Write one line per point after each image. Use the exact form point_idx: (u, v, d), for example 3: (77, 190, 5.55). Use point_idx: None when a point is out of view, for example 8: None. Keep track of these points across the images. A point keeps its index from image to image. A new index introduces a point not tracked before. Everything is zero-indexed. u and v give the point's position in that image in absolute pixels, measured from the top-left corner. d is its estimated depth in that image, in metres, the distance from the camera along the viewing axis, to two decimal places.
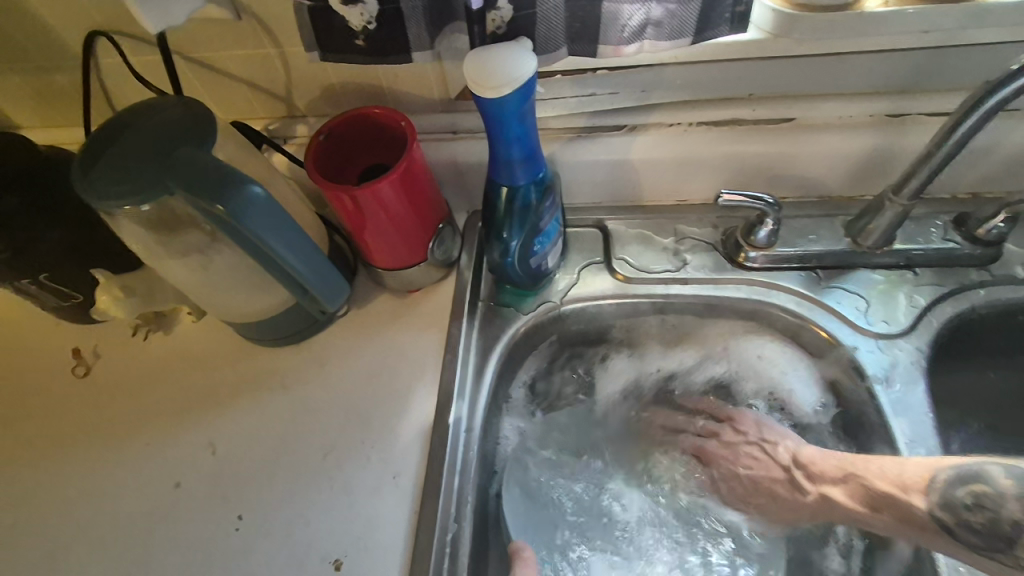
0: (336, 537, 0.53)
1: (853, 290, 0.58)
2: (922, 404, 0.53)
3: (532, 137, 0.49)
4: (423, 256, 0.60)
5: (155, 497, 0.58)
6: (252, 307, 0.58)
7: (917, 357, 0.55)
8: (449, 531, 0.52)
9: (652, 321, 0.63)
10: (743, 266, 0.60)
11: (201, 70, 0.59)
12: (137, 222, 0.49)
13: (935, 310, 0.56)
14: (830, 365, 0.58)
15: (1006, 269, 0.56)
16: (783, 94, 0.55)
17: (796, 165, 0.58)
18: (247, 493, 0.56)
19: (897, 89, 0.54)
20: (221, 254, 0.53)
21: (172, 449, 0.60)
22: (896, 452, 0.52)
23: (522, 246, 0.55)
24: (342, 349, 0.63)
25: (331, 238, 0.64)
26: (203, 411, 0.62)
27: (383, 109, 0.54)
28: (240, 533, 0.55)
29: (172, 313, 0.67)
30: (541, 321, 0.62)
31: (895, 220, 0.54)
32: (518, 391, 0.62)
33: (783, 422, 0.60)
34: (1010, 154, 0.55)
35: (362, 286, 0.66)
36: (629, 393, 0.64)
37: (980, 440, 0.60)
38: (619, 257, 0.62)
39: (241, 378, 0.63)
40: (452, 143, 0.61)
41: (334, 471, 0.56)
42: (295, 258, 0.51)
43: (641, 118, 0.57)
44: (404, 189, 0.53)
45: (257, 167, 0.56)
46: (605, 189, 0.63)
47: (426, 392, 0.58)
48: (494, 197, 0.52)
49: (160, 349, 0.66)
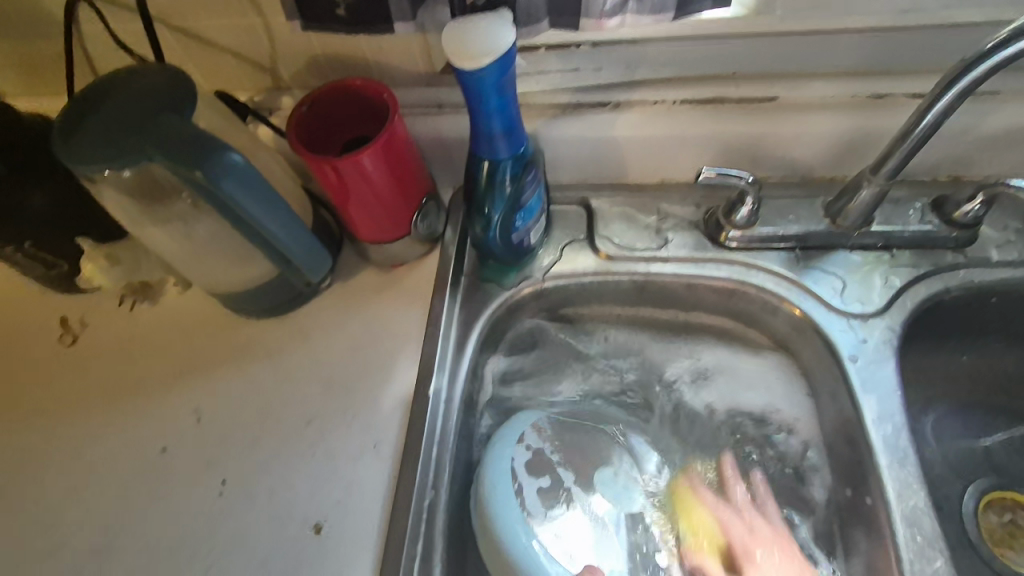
0: (318, 502, 0.54)
1: (832, 271, 0.58)
2: (891, 381, 0.54)
3: (513, 111, 0.49)
4: (407, 230, 0.61)
5: (141, 462, 0.59)
6: (237, 277, 0.59)
7: (889, 336, 0.55)
8: (426, 497, 0.53)
9: (632, 296, 0.64)
10: (724, 246, 0.60)
11: (184, 37, 0.59)
12: (119, 188, 0.49)
13: (910, 291, 0.57)
14: (804, 345, 0.59)
15: (982, 252, 0.57)
16: (766, 72, 0.55)
17: (779, 145, 0.58)
18: (231, 459, 0.58)
19: (880, 70, 0.54)
20: (203, 224, 0.53)
21: (159, 416, 0.61)
22: (862, 428, 0.53)
23: (504, 220, 0.56)
24: (326, 322, 0.63)
25: (316, 211, 0.64)
26: (188, 380, 0.62)
27: (365, 81, 0.54)
28: (223, 496, 0.56)
29: (158, 284, 0.68)
30: (523, 296, 0.63)
31: (873, 200, 0.54)
32: (498, 361, 0.64)
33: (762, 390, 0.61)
34: (989, 137, 0.55)
35: (347, 260, 0.66)
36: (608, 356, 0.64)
37: (945, 420, 0.62)
38: (602, 234, 0.63)
39: (226, 347, 0.64)
40: (437, 117, 0.61)
41: (316, 439, 0.57)
42: (274, 222, 0.51)
43: (625, 95, 0.57)
44: (386, 159, 0.53)
45: (239, 137, 0.56)
46: (588, 167, 0.63)
47: (408, 364, 0.59)
48: (476, 170, 0.53)
49: (146, 319, 0.67)
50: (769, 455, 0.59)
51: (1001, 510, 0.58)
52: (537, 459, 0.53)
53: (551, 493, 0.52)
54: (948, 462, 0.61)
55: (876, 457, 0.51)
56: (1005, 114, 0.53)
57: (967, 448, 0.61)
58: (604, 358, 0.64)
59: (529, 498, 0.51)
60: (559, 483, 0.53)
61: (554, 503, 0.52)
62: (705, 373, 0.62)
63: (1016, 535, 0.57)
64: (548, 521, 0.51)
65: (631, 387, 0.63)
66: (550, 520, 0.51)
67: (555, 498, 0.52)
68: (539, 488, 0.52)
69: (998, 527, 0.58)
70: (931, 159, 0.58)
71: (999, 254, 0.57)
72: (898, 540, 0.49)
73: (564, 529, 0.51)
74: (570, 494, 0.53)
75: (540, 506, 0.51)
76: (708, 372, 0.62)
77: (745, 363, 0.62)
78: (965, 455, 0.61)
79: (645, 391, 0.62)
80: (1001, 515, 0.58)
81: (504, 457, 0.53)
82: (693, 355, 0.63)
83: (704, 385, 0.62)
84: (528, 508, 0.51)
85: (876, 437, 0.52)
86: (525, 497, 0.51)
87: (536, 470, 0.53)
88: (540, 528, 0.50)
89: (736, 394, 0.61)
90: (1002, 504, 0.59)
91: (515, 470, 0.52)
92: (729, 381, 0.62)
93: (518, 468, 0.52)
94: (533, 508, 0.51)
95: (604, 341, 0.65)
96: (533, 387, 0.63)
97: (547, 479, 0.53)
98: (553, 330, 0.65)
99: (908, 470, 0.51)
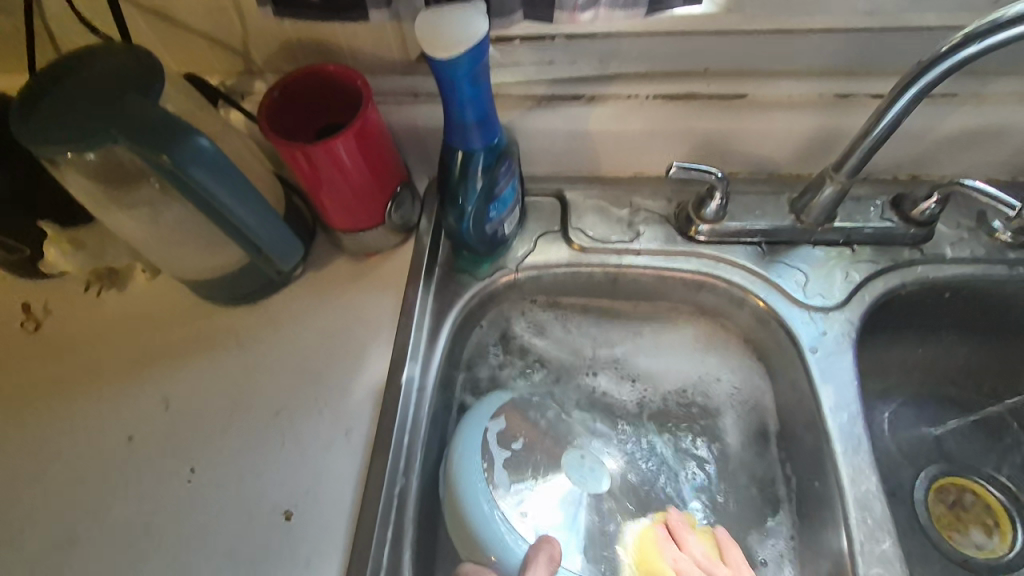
0: (288, 490, 0.54)
1: (795, 265, 0.60)
2: (848, 373, 0.56)
3: (486, 101, 0.49)
4: (381, 219, 0.61)
5: (108, 450, 0.58)
6: (207, 264, 0.58)
7: (848, 328, 0.58)
8: (397, 484, 0.54)
9: (604, 288, 0.65)
10: (694, 240, 0.62)
11: (153, 17, 0.58)
12: (83, 171, 0.48)
13: (869, 286, 0.59)
14: (768, 336, 0.61)
15: (937, 249, 0.59)
16: (737, 70, 0.56)
17: (748, 142, 0.59)
18: (200, 447, 0.57)
19: (845, 70, 0.55)
20: (172, 209, 0.52)
21: (126, 403, 0.60)
22: (820, 418, 0.55)
23: (477, 211, 0.56)
24: (298, 311, 0.63)
25: (289, 199, 0.63)
26: (156, 367, 0.62)
27: (338, 67, 0.54)
28: (192, 484, 0.56)
29: (126, 271, 0.66)
30: (496, 286, 0.63)
31: (835, 197, 0.56)
32: (472, 350, 0.65)
33: (726, 380, 0.63)
34: (945, 139, 0.57)
35: (321, 248, 0.66)
36: (578, 346, 0.65)
37: (899, 409, 0.65)
38: (575, 227, 0.64)
39: (197, 334, 0.63)
40: (412, 106, 0.61)
41: (287, 427, 0.57)
42: (244, 211, 0.50)
43: (600, 88, 0.58)
44: (359, 148, 0.53)
45: (209, 122, 0.55)
46: (563, 159, 0.64)
47: (380, 352, 0.59)
48: (450, 160, 0.53)
49: (113, 304, 0.65)
50: (729, 442, 0.61)
51: (949, 496, 0.61)
52: (509, 431, 0.56)
53: (517, 469, 0.55)
54: (901, 450, 0.63)
55: (832, 444, 0.53)
56: (961, 115, 0.55)
57: (919, 437, 0.64)
58: (574, 347, 0.65)
59: (496, 471, 0.54)
60: (525, 462, 0.55)
61: (517, 475, 0.54)
62: (671, 364, 0.64)
63: (961, 518, 0.60)
64: (513, 495, 0.53)
65: (600, 376, 0.64)
66: (516, 494, 0.54)
67: (523, 471, 0.55)
68: (506, 462, 0.55)
69: (945, 512, 0.60)
70: (892, 158, 0.60)
71: (952, 251, 0.59)
72: (851, 523, 0.51)
73: (530, 509, 0.53)
74: (537, 471, 0.55)
75: (506, 480, 0.54)
76: (675, 362, 0.64)
77: (715, 367, 0.63)
78: (917, 443, 0.64)
79: (613, 380, 0.64)
80: (949, 500, 0.61)
81: (477, 431, 0.55)
82: (660, 346, 0.65)
83: (671, 376, 0.63)
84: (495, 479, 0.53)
85: (832, 425, 0.54)
86: (493, 470, 0.54)
87: (505, 441, 0.56)
88: (503, 499, 0.53)
89: (700, 384, 0.63)
90: (950, 490, 0.61)
91: (488, 442, 0.55)
92: (698, 386, 0.63)
93: (489, 440, 0.55)
94: (499, 478, 0.54)
95: (579, 343, 0.65)
96: (504, 376, 0.64)
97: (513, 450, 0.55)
98: (528, 328, 0.66)
99: (861, 457, 0.53)
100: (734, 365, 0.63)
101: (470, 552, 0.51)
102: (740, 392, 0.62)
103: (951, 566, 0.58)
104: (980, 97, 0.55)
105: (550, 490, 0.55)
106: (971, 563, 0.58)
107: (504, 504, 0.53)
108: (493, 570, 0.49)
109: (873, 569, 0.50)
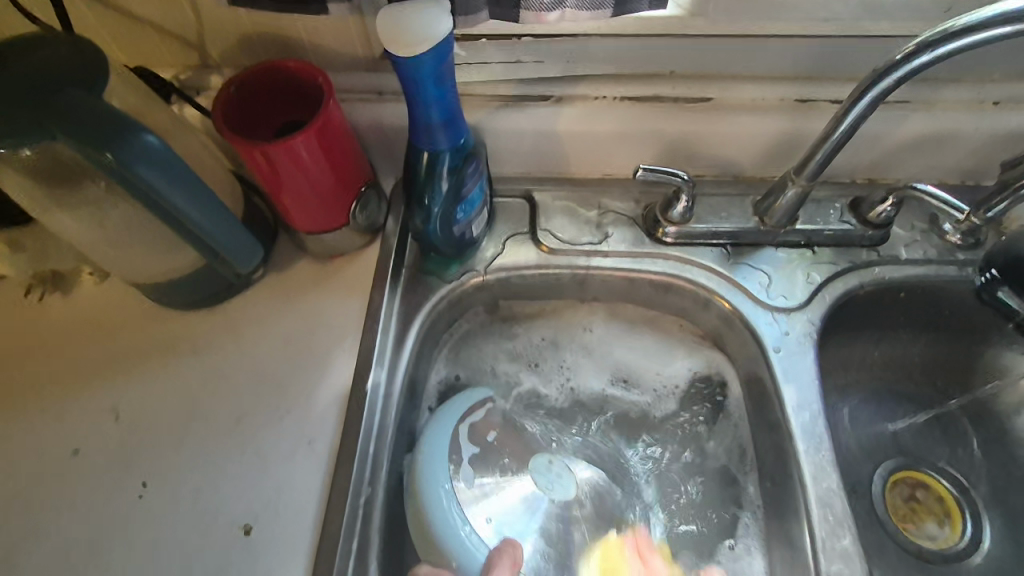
0: (247, 502, 0.52)
1: (759, 266, 0.61)
2: (810, 371, 0.57)
3: (452, 100, 0.48)
4: (345, 220, 0.59)
5: (51, 465, 0.55)
6: (160, 268, 0.55)
7: (810, 329, 0.59)
8: (362, 494, 0.52)
9: (573, 290, 0.64)
10: (661, 242, 0.62)
11: (98, 6, 0.55)
12: (21, 170, 0.45)
13: (829, 287, 0.60)
14: (734, 336, 0.61)
15: (892, 250, 0.61)
16: (703, 73, 0.57)
17: (713, 145, 0.60)
18: (152, 459, 0.54)
19: (806, 75, 0.56)
20: (119, 209, 0.50)
21: (73, 414, 0.57)
22: (784, 417, 0.56)
23: (445, 212, 0.55)
24: (258, 315, 0.61)
25: (247, 198, 0.61)
26: (106, 374, 0.58)
27: (299, 64, 0.51)
28: (144, 499, 0.53)
29: (71, 274, 0.63)
30: (464, 288, 0.62)
31: (796, 200, 0.57)
32: (441, 355, 0.64)
33: (693, 380, 0.64)
34: (899, 144, 0.59)
35: (283, 250, 0.64)
36: (546, 349, 0.65)
37: (858, 405, 0.67)
38: (544, 228, 0.63)
39: (149, 341, 0.60)
40: (377, 104, 0.60)
41: (245, 437, 0.55)
42: (198, 212, 0.48)
43: (567, 89, 0.58)
44: (321, 147, 0.51)
45: (160, 119, 0.53)
46: (532, 160, 0.63)
47: (345, 357, 0.58)
48: (416, 160, 0.52)
49: (56, 309, 0.62)
50: (693, 443, 0.62)
51: (904, 488, 0.63)
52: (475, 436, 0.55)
53: (484, 468, 0.55)
54: (859, 445, 0.65)
55: (795, 442, 0.54)
56: (915, 121, 0.57)
57: (877, 432, 0.66)
58: (542, 350, 0.65)
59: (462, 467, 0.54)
60: (492, 458, 0.55)
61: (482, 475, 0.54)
62: (638, 365, 0.64)
63: (917, 510, 0.62)
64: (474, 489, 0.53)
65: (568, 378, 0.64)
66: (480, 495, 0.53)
67: (490, 471, 0.55)
68: (472, 458, 0.55)
69: (901, 504, 0.63)
70: (850, 162, 0.62)
71: (907, 253, 0.61)
72: (813, 520, 0.52)
73: (494, 511, 0.53)
74: (505, 470, 0.55)
75: (472, 475, 0.54)
76: (642, 364, 0.64)
77: (683, 383, 0.64)
78: (875, 438, 0.66)
79: (580, 382, 0.64)
80: (904, 493, 0.63)
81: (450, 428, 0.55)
82: (628, 348, 0.65)
83: (637, 378, 0.64)
84: (461, 478, 0.53)
85: (795, 424, 0.55)
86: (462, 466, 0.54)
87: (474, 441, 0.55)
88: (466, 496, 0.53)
89: (665, 384, 0.63)
90: (906, 483, 0.64)
91: (456, 438, 0.55)
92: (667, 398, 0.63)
93: (460, 436, 0.55)
94: (463, 474, 0.54)
95: (549, 354, 0.65)
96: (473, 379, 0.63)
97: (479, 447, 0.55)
98: (494, 336, 0.65)
99: (823, 455, 0.54)
100: (699, 365, 0.64)
101: (430, 552, 0.50)
102: (705, 391, 0.63)
103: (908, 557, 0.60)
104: (931, 103, 0.57)
105: (515, 492, 0.55)
106: (925, 553, 0.60)
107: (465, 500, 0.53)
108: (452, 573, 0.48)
109: (834, 565, 0.51)
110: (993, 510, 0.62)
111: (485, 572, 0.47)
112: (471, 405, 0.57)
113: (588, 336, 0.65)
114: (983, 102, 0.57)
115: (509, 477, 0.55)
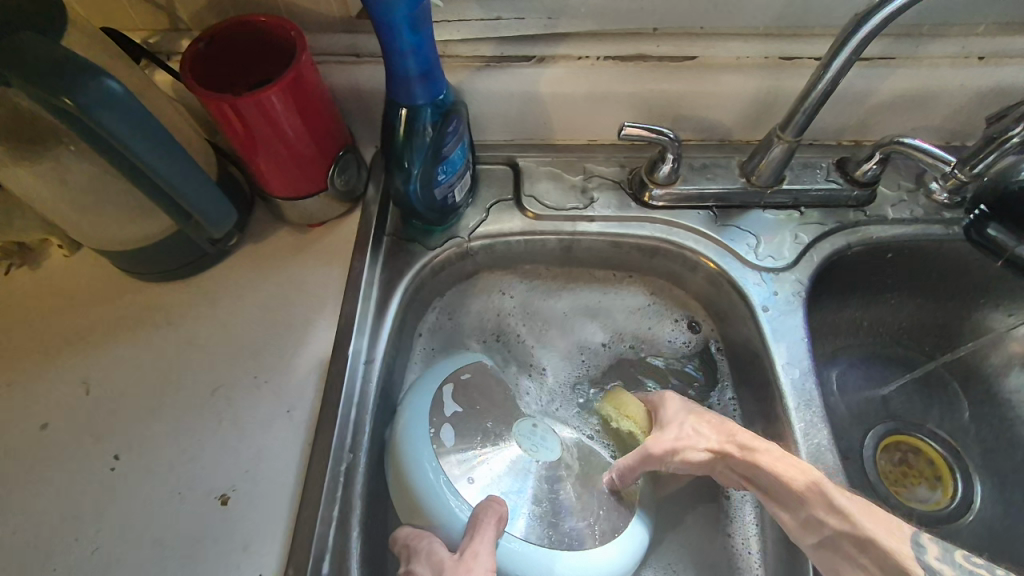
0: (223, 472, 0.50)
1: (747, 229, 0.61)
2: (799, 330, 0.56)
3: (430, 50, 0.46)
4: (323, 184, 0.57)
5: (15, 441, 0.52)
6: (130, 235, 0.53)
7: (799, 288, 0.58)
8: (343, 461, 0.50)
9: (560, 256, 0.64)
10: (648, 205, 0.61)
11: None
12: None
13: (817, 247, 0.60)
14: (723, 299, 0.61)
15: (879, 210, 0.61)
16: (686, 30, 0.56)
17: (699, 106, 0.59)
18: (123, 432, 0.52)
19: (789, 32, 0.56)
20: (84, 168, 0.47)
21: (40, 390, 0.55)
22: (775, 375, 0.55)
23: (426, 172, 0.54)
24: (235, 285, 0.59)
25: (223, 165, 0.59)
26: (76, 347, 0.56)
27: (270, 18, 0.50)
28: (115, 473, 0.51)
29: (39, 246, 0.61)
30: (449, 256, 0.61)
31: (783, 156, 0.56)
32: (427, 322, 0.63)
33: (681, 331, 0.65)
34: (885, 102, 0.59)
35: (261, 219, 0.62)
36: (534, 304, 0.65)
37: (848, 370, 0.66)
38: (528, 194, 0.62)
39: (121, 313, 0.58)
40: (354, 67, 0.58)
41: (222, 406, 0.53)
42: (163, 165, 0.46)
43: (550, 48, 0.57)
44: (294, 103, 0.49)
45: (128, 76, 0.51)
46: (515, 125, 0.62)
47: (325, 326, 0.56)
48: (394, 118, 0.50)
49: (23, 284, 0.60)
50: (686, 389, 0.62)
51: (894, 453, 0.63)
52: (460, 398, 0.54)
53: (468, 432, 0.52)
54: (849, 411, 0.65)
55: (785, 399, 0.54)
56: (901, 77, 0.56)
57: (866, 397, 0.65)
58: (531, 306, 0.65)
59: (443, 430, 0.52)
60: (474, 423, 0.53)
61: (466, 439, 0.52)
62: (626, 319, 0.65)
63: (908, 474, 0.62)
64: (457, 456, 0.51)
65: (555, 330, 0.64)
66: (463, 457, 0.51)
67: (472, 438, 0.52)
68: (452, 418, 0.53)
69: (892, 468, 0.62)
70: (835, 122, 0.61)
71: (894, 212, 0.61)
72: None
73: (477, 473, 0.51)
74: (488, 436, 0.53)
75: (452, 439, 0.52)
76: (628, 318, 0.65)
77: (670, 360, 0.64)
78: (866, 402, 0.65)
79: (570, 335, 0.64)
80: (896, 458, 0.63)
81: (427, 396, 0.54)
82: (615, 303, 0.65)
83: (624, 330, 0.65)
84: (440, 436, 0.52)
85: (785, 380, 0.54)
86: (440, 429, 0.52)
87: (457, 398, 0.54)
88: (448, 458, 0.51)
89: (651, 336, 0.64)
90: (895, 448, 0.63)
91: (440, 399, 0.54)
92: (659, 367, 0.63)
93: (443, 398, 0.54)
94: (444, 437, 0.52)
95: (535, 330, 0.64)
96: (459, 330, 0.64)
97: (461, 405, 0.54)
98: (477, 308, 0.65)
99: (813, 412, 0.53)
100: (678, 321, 0.65)
101: (410, 514, 0.49)
102: (692, 345, 0.64)
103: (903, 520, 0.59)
104: (917, 59, 0.56)
105: (502, 459, 0.52)
106: (918, 516, 0.59)
107: (448, 466, 0.50)
108: (432, 533, 0.48)
109: None
110: (982, 472, 0.61)
111: (471, 528, 0.47)
112: (458, 366, 0.56)
113: (575, 292, 0.65)
114: (968, 57, 0.56)
115: (491, 447, 0.52)
